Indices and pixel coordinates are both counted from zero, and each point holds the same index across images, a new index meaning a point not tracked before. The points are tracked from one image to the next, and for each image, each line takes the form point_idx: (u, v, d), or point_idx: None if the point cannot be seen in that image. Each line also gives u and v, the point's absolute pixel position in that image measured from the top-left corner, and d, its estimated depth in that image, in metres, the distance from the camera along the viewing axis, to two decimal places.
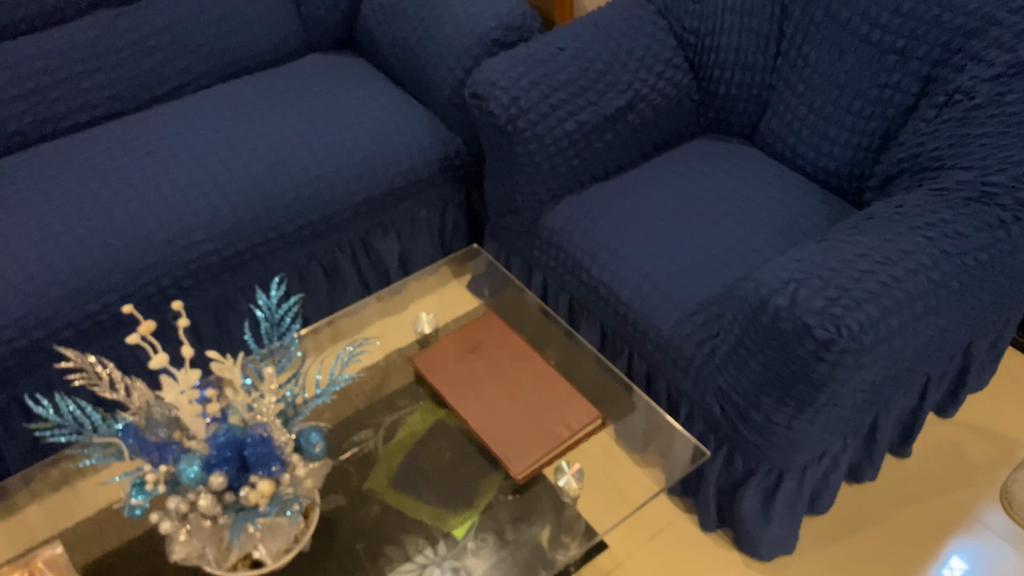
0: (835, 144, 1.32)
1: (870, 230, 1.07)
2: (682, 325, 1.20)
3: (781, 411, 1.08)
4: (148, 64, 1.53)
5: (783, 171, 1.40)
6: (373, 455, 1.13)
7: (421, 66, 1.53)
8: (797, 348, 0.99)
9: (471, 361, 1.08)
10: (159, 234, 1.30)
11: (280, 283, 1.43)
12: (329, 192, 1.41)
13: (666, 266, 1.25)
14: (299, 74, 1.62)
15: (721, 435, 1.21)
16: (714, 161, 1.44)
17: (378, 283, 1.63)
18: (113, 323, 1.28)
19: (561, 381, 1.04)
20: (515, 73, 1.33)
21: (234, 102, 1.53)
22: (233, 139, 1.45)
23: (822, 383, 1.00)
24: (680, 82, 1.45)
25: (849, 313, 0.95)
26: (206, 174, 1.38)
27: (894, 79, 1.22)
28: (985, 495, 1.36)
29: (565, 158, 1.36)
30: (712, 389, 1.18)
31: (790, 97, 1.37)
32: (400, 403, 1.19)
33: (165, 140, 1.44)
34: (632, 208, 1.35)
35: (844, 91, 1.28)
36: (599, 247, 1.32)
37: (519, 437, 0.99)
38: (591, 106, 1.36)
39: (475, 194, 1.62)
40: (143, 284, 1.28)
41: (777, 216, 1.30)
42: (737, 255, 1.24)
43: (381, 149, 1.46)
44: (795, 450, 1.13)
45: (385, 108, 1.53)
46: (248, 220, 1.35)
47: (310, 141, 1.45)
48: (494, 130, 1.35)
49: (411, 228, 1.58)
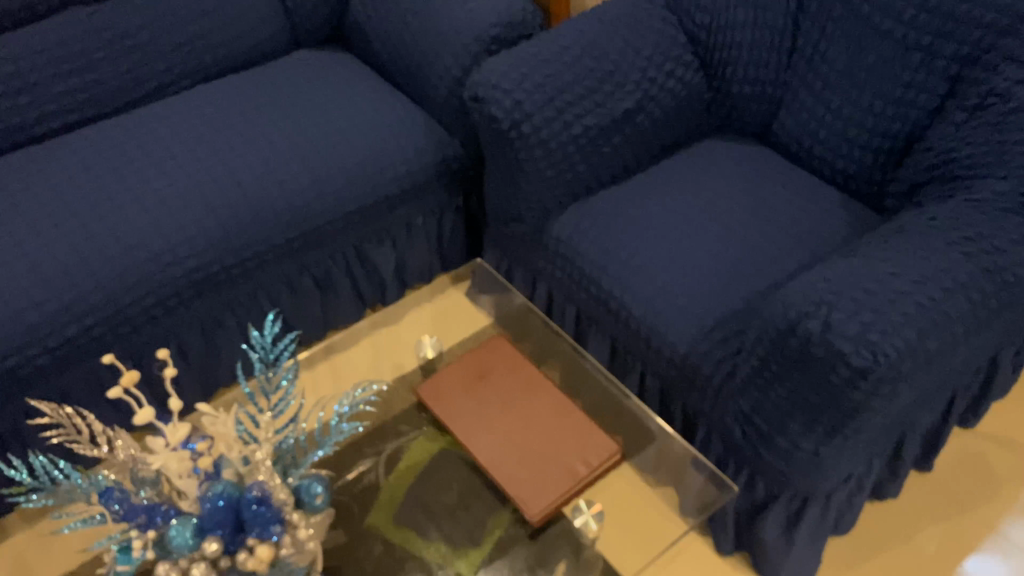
0: (855, 146, 1.25)
1: (902, 246, 1.01)
2: (699, 342, 1.13)
3: (808, 436, 1.02)
4: (125, 66, 1.44)
5: (798, 174, 1.34)
6: (373, 487, 1.06)
7: (416, 64, 1.45)
8: (830, 375, 0.93)
9: (480, 390, 1.00)
10: (141, 250, 1.21)
11: (274, 320, 1.38)
12: (321, 202, 1.33)
13: (680, 279, 1.19)
14: (286, 73, 1.53)
15: (742, 458, 1.15)
16: (726, 162, 1.37)
17: (373, 293, 1.55)
18: (93, 347, 1.21)
19: (577, 412, 0.97)
20: (518, 75, 1.25)
21: (217, 103, 1.44)
22: (216, 144, 1.36)
23: (855, 411, 0.94)
24: (690, 81, 1.37)
25: (886, 338, 0.89)
26: (190, 183, 1.29)
27: (919, 79, 1.15)
28: (1008, 509, 1.30)
29: (570, 164, 1.29)
30: (732, 411, 1.12)
31: (805, 96, 1.30)
32: (402, 429, 1.12)
33: (145, 145, 1.35)
34: (641, 215, 1.28)
35: (865, 91, 1.21)
36: (608, 257, 1.25)
37: (534, 475, 0.92)
38: (598, 109, 1.28)
39: (474, 197, 1.54)
40: (125, 305, 1.20)
41: (797, 224, 1.24)
42: (756, 267, 1.18)
43: (375, 154, 1.38)
44: (821, 476, 1.07)
45: (379, 109, 1.45)
46: (236, 233, 1.27)
47: (299, 146, 1.37)
48: (495, 135, 1.27)
49: (408, 235, 1.50)
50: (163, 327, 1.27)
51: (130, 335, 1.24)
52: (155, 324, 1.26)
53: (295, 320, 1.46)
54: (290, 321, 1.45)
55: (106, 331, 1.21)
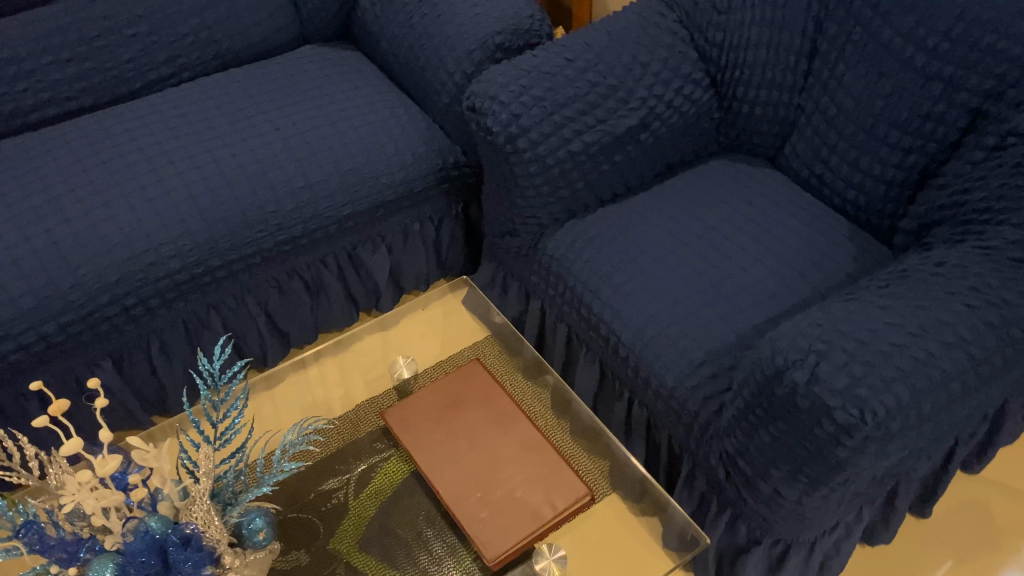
0: (867, 177, 1.19)
1: (903, 294, 0.95)
2: (687, 376, 1.09)
3: (792, 486, 0.97)
4: (125, 55, 1.42)
5: (807, 201, 1.28)
6: (341, 506, 1.03)
7: (419, 67, 1.41)
8: (815, 428, 0.88)
9: (450, 419, 0.97)
10: (123, 248, 1.19)
11: (225, 343, 1.36)
12: (312, 206, 1.30)
13: (673, 308, 1.14)
14: (288, 68, 1.49)
15: (725, 498, 1.10)
16: (733, 185, 1.32)
17: (367, 298, 1.52)
18: (71, 344, 1.19)
19: (547, 449, 0.94)
20: (517, 86, 1.20)
21: (216, 97, 1.42)
22: (209, 139, 1.33)
23: (840, 466, 0.89)
24: (699, 100, 1.32)
25: (875, 395, 0.84)
26: (178, 180, 1.27)
27: (938, 110, 1.08)
28: (1009, 563, 1.24)
29: (568, 181, 1.24)
30: (717, 451, 1.08)
31: (819, 121, 1.24)
32: (377, 447, 1.10)
33: (138, 138, 1.33)
34: (639, 237, 1.24)
35: (880, 121, 1.15)
36: (601, 280, 1.21)
37: (498, 515, 0.89)
38: (599, 125, 1.23)
39: (474, 206, 1.51)
40: (105, 303, 1.18)
41: (800, 255, 1.18)
42: (753, 299, 1.13)
43: (370, 158, 1.35)
44: (804, 525, 1.02)
45: (380, 110, 1.41)
46: (222, 235, 1.24)
47: (294, 146, 1.33)
48: (491, 148, 1.23)
49: (404, 241, 1.47)
50: (143, 326, 1.25)
51: (109, 333, 1.22)
52: (136, 324, 1.24)
53: (284, 323, 1.43)
54: (279, 324, 1.43)
55: (84, 328, 1.19)
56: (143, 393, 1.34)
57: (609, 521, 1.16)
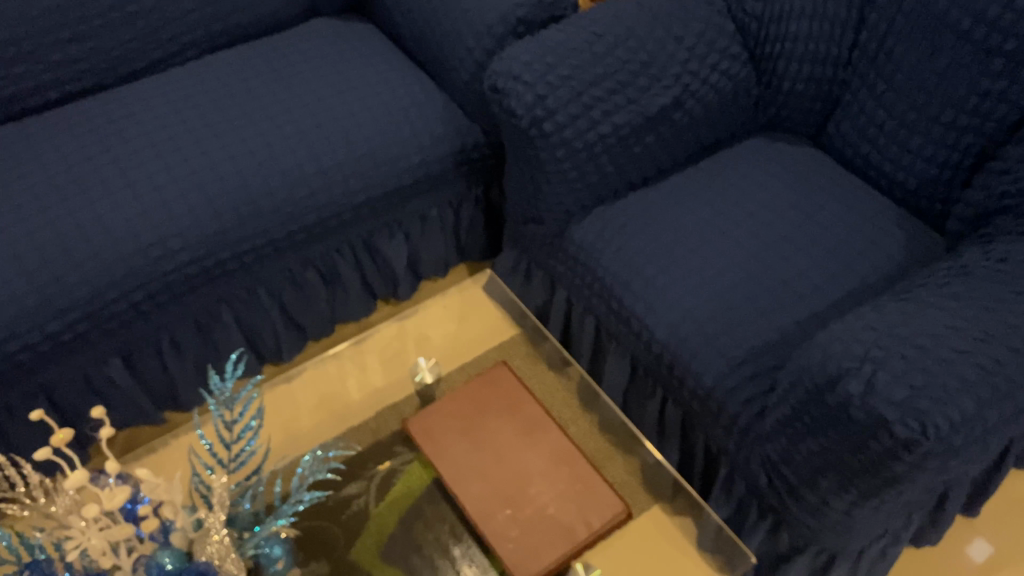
0: (917, 158, 1.11)
1: (965, 293, 0.88)
2: (726, 376, 1.03)
3: (841, 497, 0.91)
4: (128, 34, 1.34)
5: (852, 183, 1.20)
6: (361, 513, 0.99)
7: (435, 42, 1.32)
8: (870, 441, 0.82)
9: (474, 429, 0.91)
10: (130, 242, 1.13)
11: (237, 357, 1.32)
12: (326, 193, 1.23)
13: (711, 302, 1.07)
14: (299, 44, 1.42)
15: (765, 503, 1.04)
16: (771, 165, 1.24)
17: (385, 286, 1.46)
18: (78, 343, 1.14)
19: (581, 461, 0.88)
20: (542, 65, 1.12)
21: (223, 77, 1.34)
22: (217, 123, 1.26)
23: (894, 481, 0.83)
24: (736, 76, 1.23)
25: (937, 407, 0.78)
26: (185, 168, 1.20)
27: (999, 87, 1.00)
28: None
29: (597, 166, 1.17)
30: (759, 456, 1.02)
31: (865, 97, 1.16)
32: (398, 451, 1.05)
33: (143, 123, 1.26)
34: (672, 223, 1.17)
35: (934, 98, 1.07)
36: (633, 271, 1.14)
37: (529, 535, 0.83)
38: (630, 105, 1.16)
39: (495, 188, 1.43)
40: (112, 299, 1.12)
41: (846, 244, 1.11)
42: (796, 292, 1.06)
43: (386, 141, 1.27)
44: (851, 535, 0.97)
45: (395, 88, 1.34)
46: (232, 225, 1.18)
47: (306, 129, 1.26)
48: (515, 131, 1.16)
49: (422, 226, 1.40)
50: (151, 322, 1.20)
51: (118, 329, 1.17)
52: (145, 320, 1.19)
53: (300, 316, 1.38)
54: (293, 317, 1.37)
55: (91, 326, 1.13)
56: (154, 389, 1.29)
57: (652, 529, 1.14)
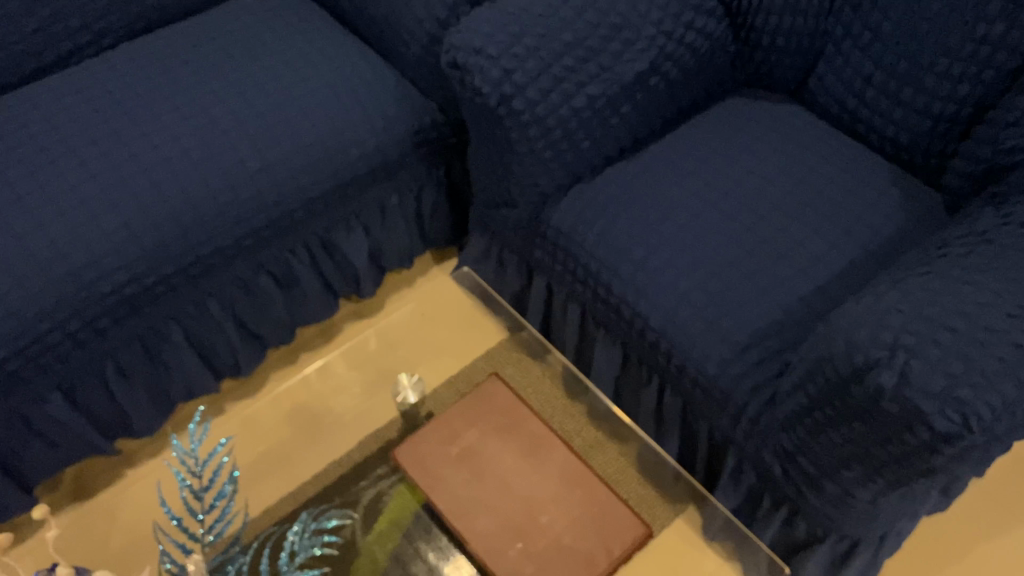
0: (909, 112, 1.04)
1: (991, 265, 0.82)
2: (731, 363, 0.95)
3: (866, 487, 0.86)
4: (31, 25, 1.20)
5: (840, 141, 1.13)
6: (350, 547, 0.94)
7: (380, 14, 1.20)
8: (904, 434, 0.76)
9: (471, 457, 0.86)
10: (59, 265, 1.00)
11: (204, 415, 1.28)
12: (274, 190, 1.11)
13: (707, 284, 1.00)
14: (226, 24, 1.28)
15: (780, 493, 0.99)
16: (753, 127, 1.16)
17: (347, 284, 1.35)
18: (10, 382, 1.02)
19: (594, 480, 0.84)
20: (505, 35, 1.01)
21: (145, 66, 1.21)
22: (143, 120, 1.13)
23: (929, 471, 0.78)
24: (713, 33, 1.14)
25: (978, 396, 0.72)
26: (113, 174, 1.07)
27: (996, 32, 0.93)
28: None
29: (571, 142, 1.08)
30: (772, 445, 0.95)
31: (851, 49, 1.08)
32: (382, 475, 1.00)
33: (58, 127, 1.12)
34: (655, 198, 1.08)
35: (925, 46, 0.99)
36: (618, 254, 1.05)
37: (547, 567, 0.80)
38: (603, 74, 1.06)
39: (456, 169, 1.33)
40: (45, 330, 1.00)
41: (844, 208, 1.04)
42: (797, 266, 0.99)
43: (336, 127, 1.16)
44: (874, 522, 0.92)
45: (340, 67, 1.21)
46: (173, 236, 1.06)
47: (245, 121, 1.14)
48: (480, 111, 1.05)
49: (382, 216, 1.29)
50: (92, 350, 1.08)
51: (56, 362, 1.05)
52: (84, 349, 1.07)
53: (258, 325, 1.27)
54: (249, 326, 1.26)
55: (24, 363, 1.01)
56: (104, 419, 1.17)
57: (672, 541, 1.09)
